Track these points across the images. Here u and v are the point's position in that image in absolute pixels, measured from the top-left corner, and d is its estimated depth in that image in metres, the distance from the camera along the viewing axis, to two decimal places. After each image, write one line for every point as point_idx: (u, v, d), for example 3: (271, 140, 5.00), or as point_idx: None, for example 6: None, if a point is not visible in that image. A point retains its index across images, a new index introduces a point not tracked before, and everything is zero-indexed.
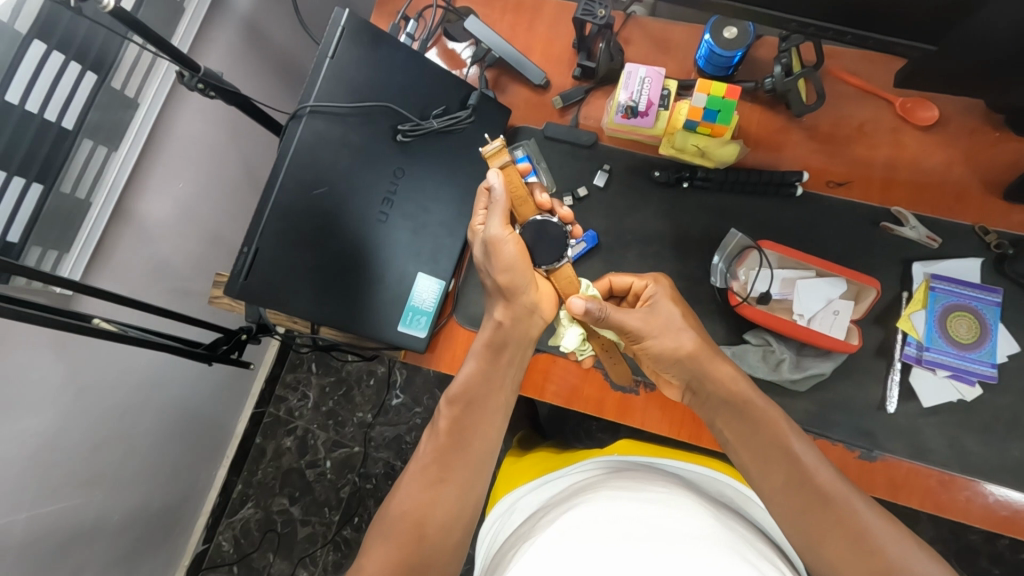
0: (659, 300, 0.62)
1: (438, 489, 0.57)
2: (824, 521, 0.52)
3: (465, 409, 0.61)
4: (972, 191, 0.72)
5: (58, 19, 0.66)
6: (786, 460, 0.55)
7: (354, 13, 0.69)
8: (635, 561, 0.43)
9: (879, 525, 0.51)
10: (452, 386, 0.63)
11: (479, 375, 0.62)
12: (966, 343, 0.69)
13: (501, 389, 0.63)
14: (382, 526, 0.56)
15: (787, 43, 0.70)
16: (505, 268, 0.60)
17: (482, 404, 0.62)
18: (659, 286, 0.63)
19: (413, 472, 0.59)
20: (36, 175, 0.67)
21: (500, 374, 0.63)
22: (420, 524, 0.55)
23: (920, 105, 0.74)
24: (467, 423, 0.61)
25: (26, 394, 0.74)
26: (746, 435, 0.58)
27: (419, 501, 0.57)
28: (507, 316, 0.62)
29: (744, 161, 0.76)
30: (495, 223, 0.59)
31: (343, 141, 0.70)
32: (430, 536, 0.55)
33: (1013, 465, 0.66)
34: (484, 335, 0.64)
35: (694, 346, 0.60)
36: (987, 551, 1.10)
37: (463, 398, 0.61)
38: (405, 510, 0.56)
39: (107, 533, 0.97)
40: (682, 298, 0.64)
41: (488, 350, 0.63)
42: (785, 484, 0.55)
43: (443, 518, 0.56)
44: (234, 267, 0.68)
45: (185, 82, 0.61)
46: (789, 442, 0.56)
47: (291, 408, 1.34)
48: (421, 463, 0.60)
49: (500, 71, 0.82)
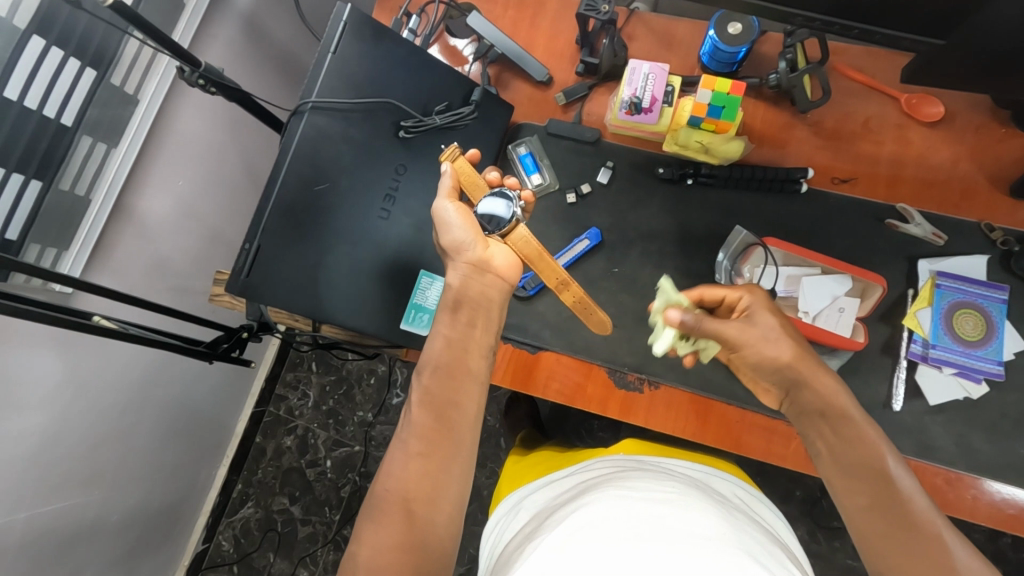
0: (755, 312, 0.58)
1: (423, 464, 0.54)
2: (906, 549, 0.48)
3: (437, 375, 0.59)
4: (978, 188, 0.72)
5: (58, 15, 0.65)
6: (876, 481, 0.51)
7: (355, 8, 0.68)
8: (644, 560, 0.43)
9: (958, 551, 0.47)
10: (426, 356, 0.61)
11: (453, 343, 0.61)
12: (972, 340, 0.69)
13: (474, 355, 0.61)
14: (371, 508, 0.53)
15: (792, 39, 0.69)
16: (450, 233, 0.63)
17: (455, 370, 0.60)
18: (755, 297, 0.60)
19: (397, 449, 0.56)
20: (35, 172, 0.66)
21: (471, 338, 0.62)
22: (408, 503, 0.53)
23: (925, 101, 0.73)
24: (442, 391, 0.58)
25: (25, 393, 0.74)
26: (835, 454, 0.54)
27: (406, 481, 0.54)
28: (460, 276, 0.63)
29: (748, 157, 0.76)
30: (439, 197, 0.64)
31: (345, 137, 0.70)
32: (421, 515, 0.52)
33: (1020, 463, 0.65)
34: (444, 299, 0.63)
35: (792, 355, 0.56)
36: (990, 550, 1.10)
37: (435, 365, 0.60)
38: (391, 489, 0.53)
39: (106, 532, 0.97)
40: (780, 309, 0.60)
41: (451, 311, 0.62)
42: (871, 506, 0.50)
43: (432, 494, 0.53)
44: (235, 266, 0.67)
45: (185, 77, 0.60)
46: (881, 462, 0.51)
47: (291, 407, 1.34)
48: (401, 436, 0.57)
49: (502, 68, 0.81)
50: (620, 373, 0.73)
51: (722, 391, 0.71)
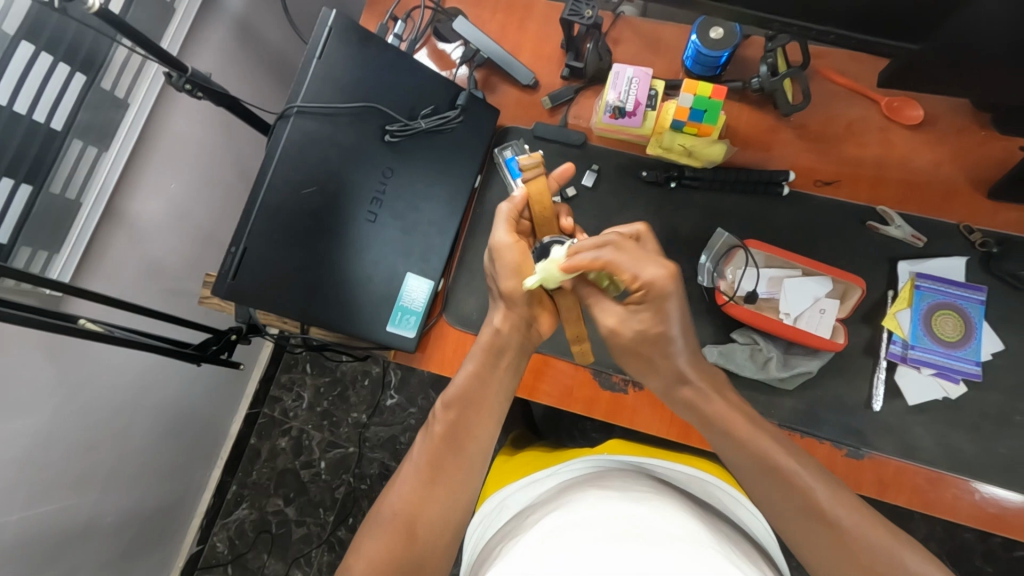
0: (647, 329, 0.60)
1: (431, 492, 0.58)
2: (808, 528, 0.56)
3: (459, 411, 0.61)
4: (959, 190, 0.73)
5: (47, 20, 0.66)
6: (772, 473, 0.58)
7: (342, 14, 0.69)
8: (626, 559, 0.43)
9: (854, 524, 0.55)
10: (451, 389, 0.63)
11: (477, 380, 0.63)
12: (952, 341, 0.70)
13: (497, 395, 0.63)
14: (375, 523, 0.58)
15: (772, 43, 0.71)
16: (508, 278, 0.61)
17: (477, 407, 0.62)
18: (652, 289, 0.58)
19: (407, 473, 0.60)
20: (24, 176, 0.67)
21: (495, 378, 0.63)
22: (410, 524, 0.57)
23: (906, 104, 0.74)
24: (460, 426, 0.61)
25: (16, 395, 0.75)
26: (720, 440, 0.60)
27: (410, 502, 0.58)
28: (506, 322, 0.63)
29: (732, 160, 0.76)
30: (500, 223, 0.61)
31: (332, 141, 0.70)
32: (421, 536, 0.56)
33: (1001, 462, 0.66)
34: (483, 338, 0.64)
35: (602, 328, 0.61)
36: (980, 549, 1.10)
37: (459, 401, 0.62)
38: (398, 511, 0.57)
39: (99, 534, 0.97)
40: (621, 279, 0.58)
41: (488, 353, 0.63)
42: (765, 489, 0.58)
43: (434, 517, 0.57)
44: (221, 268, 0.68)
45: (172, 82, 0.61)
46: (771, 454, 0.58)
47: (285, 409, 1.34)
48: (416, 464, 0.60)
49: (490, 71, 0.82)
50: (604, 375, 0.73)
51: None
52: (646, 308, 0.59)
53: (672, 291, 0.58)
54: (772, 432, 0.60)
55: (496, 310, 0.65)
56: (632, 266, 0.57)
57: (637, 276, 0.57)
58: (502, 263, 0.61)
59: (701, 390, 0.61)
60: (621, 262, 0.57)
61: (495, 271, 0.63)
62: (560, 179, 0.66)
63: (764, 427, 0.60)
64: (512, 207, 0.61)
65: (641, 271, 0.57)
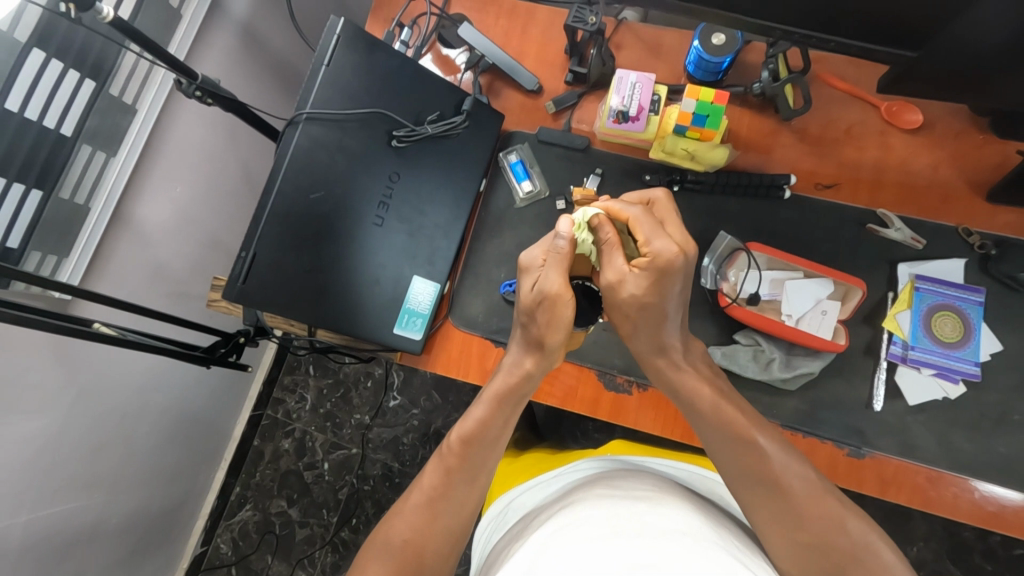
0: (641, 296, 0.56)
1: (439, 520, 0.59)
2: (768, 506, 0.56)
3: (475, 448, 0.61)
4: (957, 193, 0.74)
5: (57, 28, 0.66)
6: (745, 452, 0.57)
7: (349, 21, 0.70)
8: (626, 557, 0.44)
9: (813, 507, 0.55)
10: (466, 423, 0.62)
11: (495, 418, 0.62)
12: (951, 342, 0.71)
13: (511, 431, 0.63)
14: (383, 548, 0.59)
15: (774, 49, 0.73)
16: (552, 328, 0.59)
17: (491, 444, 0.61)
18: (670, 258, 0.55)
19: (416, 500, 0.61)
20: (35, 181, 0.67)
21: (512, 416, 0.62)
22: (418, 553, 0.58)
23: (905, 109, 0.75)
24: (475, 462, 0.61)
25: (26, 397, 0.75)
26: (699, 420, 0.60)
27: (417, 530, 0.59)
28: (534, 364, 0.61)
29: (734, 163, 0.77)
30: (554, 270, 0.58)
31: (339, 146, 0.71)
32: (427, 565, 0.58)
33: (999, 461, 0.67)
34: (506, 377, 0.62)
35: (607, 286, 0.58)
36: (979, 548, 1.11)
37: (474, 438, 0.61)
38: (405, 538, 0.58)
39: (106, 535, 0.98)
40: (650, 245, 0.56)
41: (508, 393, 0.62)
42: (740, 467, 0.57)
43: (441, 546, 0.59)
44: (232, 272, 0.69)
45: (182, 89, 0.62)
46: (751, 434, 0.58)
47: (289, 410, 1.35)
48: (426, 494, 0.61)
49: (494, 77, 0.83)
50: (609, 376, 0.74)
51: None
52: (646, 276, 0.56)
53: (681, 268, 0.56)
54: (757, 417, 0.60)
55: (523, 352, 0.63)
56: (649, 230, 0.57)
57: (649, 249, 0.56)
58: (548, 310, 0.59)
59: (678, 365, 0.60)
60: (641, 221, 0.57)
61: (534, 313, 0.60)
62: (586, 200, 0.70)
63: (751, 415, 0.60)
64: (567, 252, 0.58)
65: (658, 243, 0.56)
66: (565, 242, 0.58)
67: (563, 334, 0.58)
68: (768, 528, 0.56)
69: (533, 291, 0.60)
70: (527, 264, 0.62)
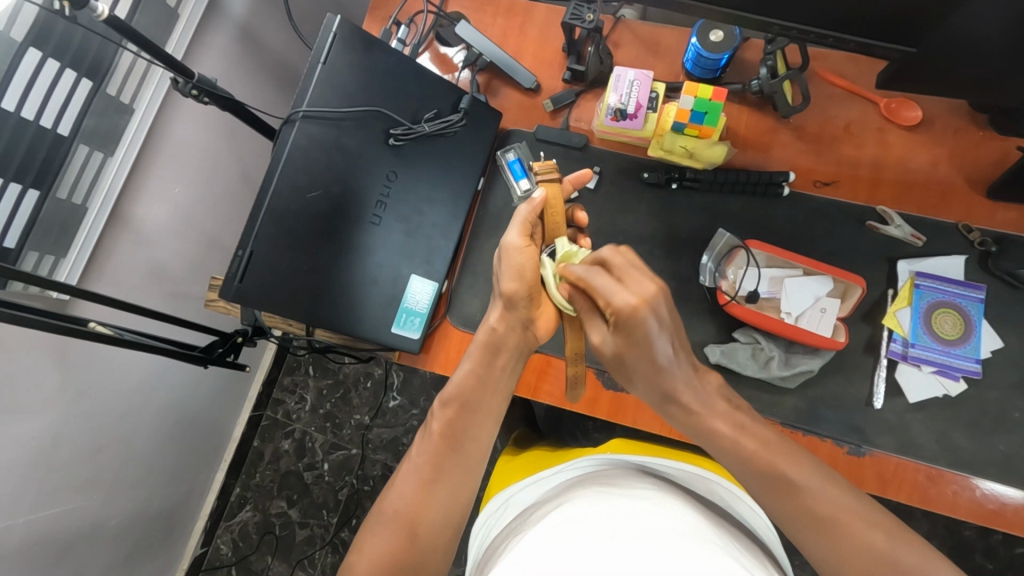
0: (623, 352, 0.56)
1: (430, 490, 0.59)
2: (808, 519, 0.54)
3: (459, 411, 0.61)
4: (958, 190, 0.74)
5: (53, 27, 0.66)
6: (772, 489, 0.55)
7: (346, 19, 0.70)
8: (622, 554, 0.44)
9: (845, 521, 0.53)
10: (449, 388, 0.63)
11: (475, 379, 0.62)
12: (951, 339, 0.70)
13: (496, 390, 0.62)
14: (376, 521, 0.58)
15: (772, 46, 0.72)
16: (516, 278, 0.61)
17: (476, 404, 0.62)
18: (636, 315, 0.53)
19: (408, 472, 0.60)
20: (32, 181, 0.67)
21: (496, 377, 0.63)
22: (411, 524, 0.57)
23: (904, 105, 0.75)
24: (461, 427, 0.61)
25: (24, 398, 0.75)
26: (726, 456, 0.57)
27: (410, 502, 0.58)
28: (504, 320, 0.62)
29: (733, 161, 0.77)
30: (514, 224, 0.63)
31: (337, 144, 0.71)
32: (421, 538, 0.57)
33: (1000, 458, 0.67)
34: (481, 337, 0.63)
35: (596, 343, 0.57)
36: (981, 547, 1.11)
37: (458, 400, 0.62)
38: (398, 509, 0.58)
39: (105, 536, 0.98)
40: (635, 310, 0.53)
41: (486, 352, 0.62)
42: (773, 496, 0.55)
43: (435, 518, 0.58)
44: (228, 271, 0.69)
45: (179, 87, 0.61)
46: (781, 469, 0.55)
47: (288, 411, 1.35)
48: (416, 463, 0.61)
49: (492, 75, 0.83)
50: (608, 374, 0.74)
51: None
52: (619, 333, 0.55)
53: (646, 318, 0.53)
54: (783, 441, 0.57)
55: (494, 308, 0.64)
56: (605, 290, 0.55)
57: (609, 302, 0.54)
58: (509, 262, 0.61)
59: (688, 408, 0.57)
60: (595, 283, 0.55)
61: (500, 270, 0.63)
62: (575, 183, 0.72)
63: (777, 440, 0.57)
64: (530, 209, 0.63)
65: (612, 295, 0.54)
66: (535, 202, 0.64)
67: (525, 282, 0.60)
68: (817, 549, 0.54)
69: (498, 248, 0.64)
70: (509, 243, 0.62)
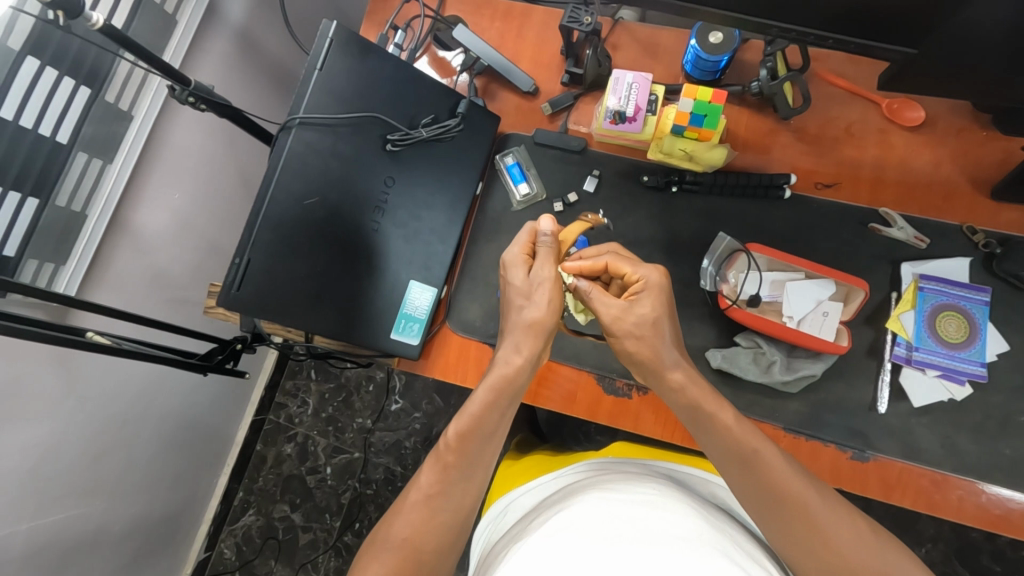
0: (649, 317, 0.57)
1: (438, 516, 0.57)
2: (792, 525, 0.52)
3: (474, 442, 0.58)
4: (960, 190, 0.73)
5: (50, 36, 0.66)
6: (757, 475, 0.53)
7: (342, 25, 0.70)
8: (624, 561, 0.43)
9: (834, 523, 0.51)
10: (463, 417, 0.59)
11: (493, 411, 0.58)
12: (956, 342, 0.69)
13: (509, 419, 0.60)
14: (380, 548, 0.56)
15: (772, 48, 0.72)
16: (546, 311, 0.60)
17: (491, 436, 0.58)
18: (656, 282, 0.59)
19: (413, 498, 0.58)
20: (31, 190, 0.67)
21: (510, 407, 0.59)
22: (415, 551, 0.56)
23: (906, 105, 0.74)
24: (473, 456, 0.58)
25: (27, 406, 0.75)
26: (714, 440, 0.55)
27: (415, 530, 0.56)
28: (530, 353, 0.59)
29: (733, 163, 0.77)
30: (544, 262, 0.61)
31: (334, 151, 0.71)
32: (426, 562, 0.56)
33: (1005, 462, 0.66)
34: (499, 367, 0.59)
35: (614, 319, 0.58)
36: (988, 549, 1.10)
37: (473, 431, 0.58)
38: (404, 537, 0.56)
39: (108, 543, 0.98)
40: (673, 299, 0.60)
41: (504, 384, 0.58)
42: (753, 491, 0.53)
43: (440, 541, 0.57)
44: (226, 278, 0.68)
45: (175, 95, 0.61)
46: (764, 460, 0.53)
47: (290, 415, 1.35)
48: (424, 492, 0.58)
49: (489, 79, 0.82)
50: (608, 380, 0.73)
51: None
52: (640, 301, 0.58)
53: (667, 288, 0.59)
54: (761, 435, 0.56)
55: (512, 336, 0.60)
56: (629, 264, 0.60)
57: (633, 272, 0.60)
58: (544, 295, 0.60)
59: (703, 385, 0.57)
60: (617, 261, 0.61)
61: (523, 300, 0.61)
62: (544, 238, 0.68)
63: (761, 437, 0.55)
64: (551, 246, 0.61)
65: (635, 265, 0.60)
66: (548, 237, 0.62)
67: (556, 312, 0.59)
68: (794, 549, 0.52)
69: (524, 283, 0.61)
70: (509, 260, 0.62)
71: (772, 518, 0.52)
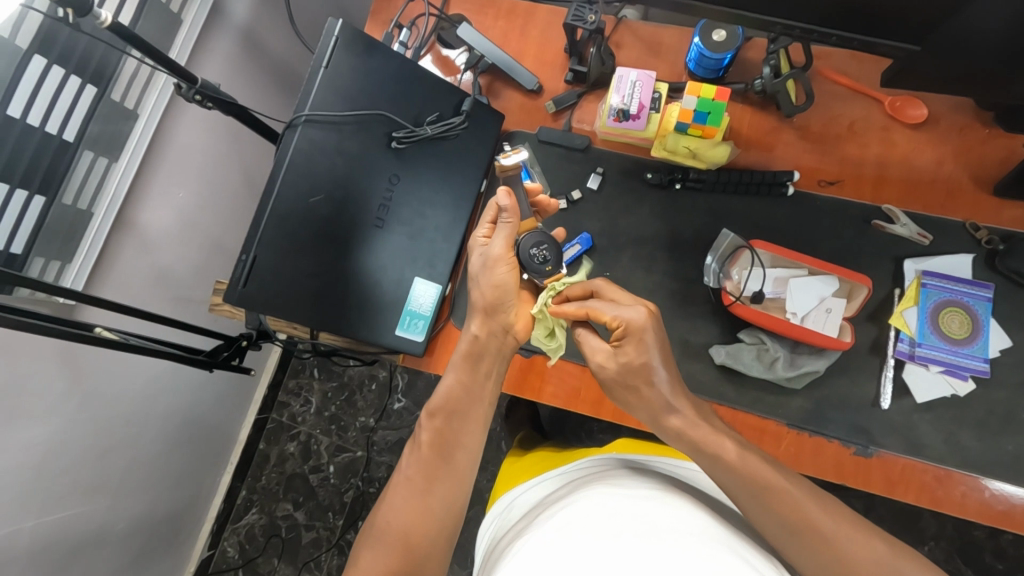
0: (631, 364, 0.58)
1: (423, 501, 0.58)
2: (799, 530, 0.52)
3: (446, 420, 0.61)
4: (963, 188, 0.73)
5: (58, 34, 0.66)
6: (759, 482, 0.54)
7: (347, 23, 0.70)
8: (626, 556, 0.43)
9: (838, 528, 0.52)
10: (436, 398, 0.62)
11: (461, 387, 0.61)
12: (958, 339, 0.70)
13: (483, 399, 0.62)
14: (372, 537, 0.58)
15: (776, 46, 0.71)
16: (493, 292, 0.62)
17: (461, 411, 0.61)
18: (639, 327, 0.57)
19: (399, 484, 0.60)
20: (37, 188, 0.67)
21: (480, 384, 0.62)
22: (406, 540, 0.56)
23: (909, 103, 0.75)
24: (449, 436, 0.60)
25: (32, 403, 0.76)
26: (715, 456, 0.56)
27: (404, 516, 0.57)
28: (484, 329, 0.62)
29: (736, 161, 0.77)
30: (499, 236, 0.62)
31: (339, 148, 0.71)
32: (419, 553, 0.56)
33: (1008, 458, 0.66)
34: (462, 345, 0.62)
35: (601, 373, 0.60)
36: (991, 547, 1.10)
37: (445, 409, 0.61)
38: (392, 523, 0.57)
39: (112, 541, 0.98)
40: (662, 335, 0.58)
41: (469, 360, 0.62)
42: (760, 500, 0.54)
43: (430, 529, 0.57)
44: (232, 275, 0.69)
45: (182, 93, 0.61)
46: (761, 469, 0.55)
47: (293, 413, 1.35)
48: (407, 477, 0.60)
49: (493, 77, 0.83)
50: None
51: (713, 391, 0.71)
52: (623, 351, 0.58)
53: (651, 329, 0.57)
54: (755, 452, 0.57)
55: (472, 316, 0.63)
56: (611, 309, 0.59)
57: (615, 321, 0.58)
58: (491, 273, 0.62)
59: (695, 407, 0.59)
60: (601, 306, 0.59)
61: (479, 280, 0.63)
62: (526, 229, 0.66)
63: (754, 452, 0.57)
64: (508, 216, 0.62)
65: (616, 311, 0.58)
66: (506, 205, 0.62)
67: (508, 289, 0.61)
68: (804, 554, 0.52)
69: (480, 255, 0.63)
70: (495, 257, 0.62)
71: (780, 526, 0.53)
